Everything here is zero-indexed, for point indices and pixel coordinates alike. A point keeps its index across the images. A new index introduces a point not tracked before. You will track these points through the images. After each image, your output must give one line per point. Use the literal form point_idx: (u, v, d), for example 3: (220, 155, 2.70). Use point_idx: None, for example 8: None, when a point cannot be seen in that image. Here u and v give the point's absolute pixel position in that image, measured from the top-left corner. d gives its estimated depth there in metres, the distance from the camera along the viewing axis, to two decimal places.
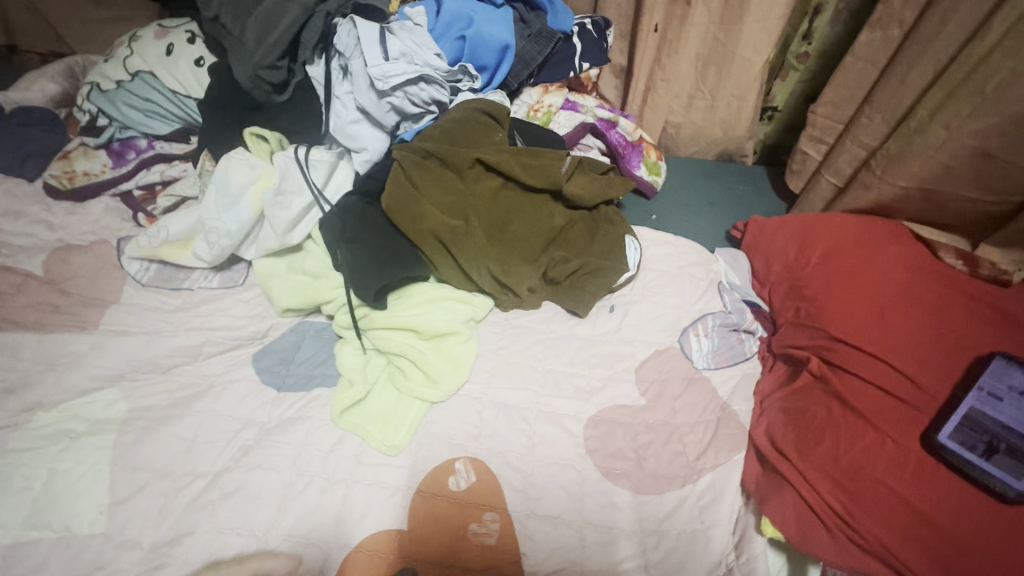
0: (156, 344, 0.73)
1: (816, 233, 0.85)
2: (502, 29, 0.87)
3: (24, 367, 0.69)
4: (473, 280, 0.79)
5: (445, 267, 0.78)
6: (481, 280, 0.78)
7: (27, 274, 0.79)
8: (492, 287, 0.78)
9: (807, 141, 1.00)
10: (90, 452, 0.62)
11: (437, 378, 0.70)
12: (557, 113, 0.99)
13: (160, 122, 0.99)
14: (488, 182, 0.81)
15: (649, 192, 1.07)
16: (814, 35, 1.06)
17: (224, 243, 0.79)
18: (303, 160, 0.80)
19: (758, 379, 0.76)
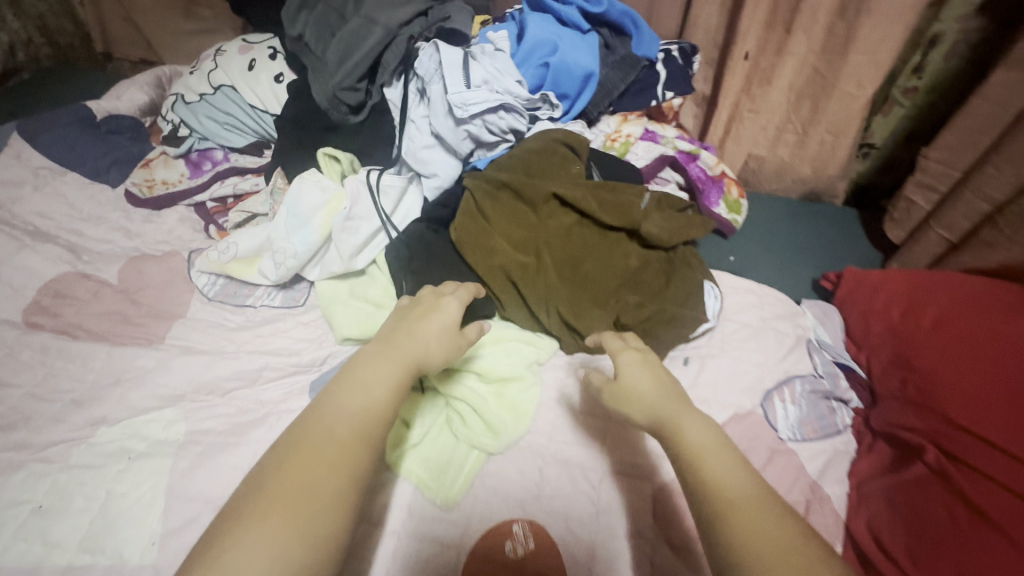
0: (218, 365, 0.72)
1: (928, 294, 0.76)
2: (587, 56, 0.83)
3: (93, 380, 0.69)
4: (540, 320, 0.74)
5: (513, 305, 0.74)
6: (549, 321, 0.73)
7: (104, 282, 0.81)
8: (559, 330, 0.73)
9: (913, 188, 0.90)
10: (147, 475, 0.61)
11: (498, 427, 0.66)
12: (635, 144, 0.94)
13: (237, 135, 1.00)
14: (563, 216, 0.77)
15: (728, 232, 0.98)
16: (926, 68, 0.97)
17: (291, 263, 0.78)
18: (373, 185, 0.78)
19: (853, 460, 0.68)
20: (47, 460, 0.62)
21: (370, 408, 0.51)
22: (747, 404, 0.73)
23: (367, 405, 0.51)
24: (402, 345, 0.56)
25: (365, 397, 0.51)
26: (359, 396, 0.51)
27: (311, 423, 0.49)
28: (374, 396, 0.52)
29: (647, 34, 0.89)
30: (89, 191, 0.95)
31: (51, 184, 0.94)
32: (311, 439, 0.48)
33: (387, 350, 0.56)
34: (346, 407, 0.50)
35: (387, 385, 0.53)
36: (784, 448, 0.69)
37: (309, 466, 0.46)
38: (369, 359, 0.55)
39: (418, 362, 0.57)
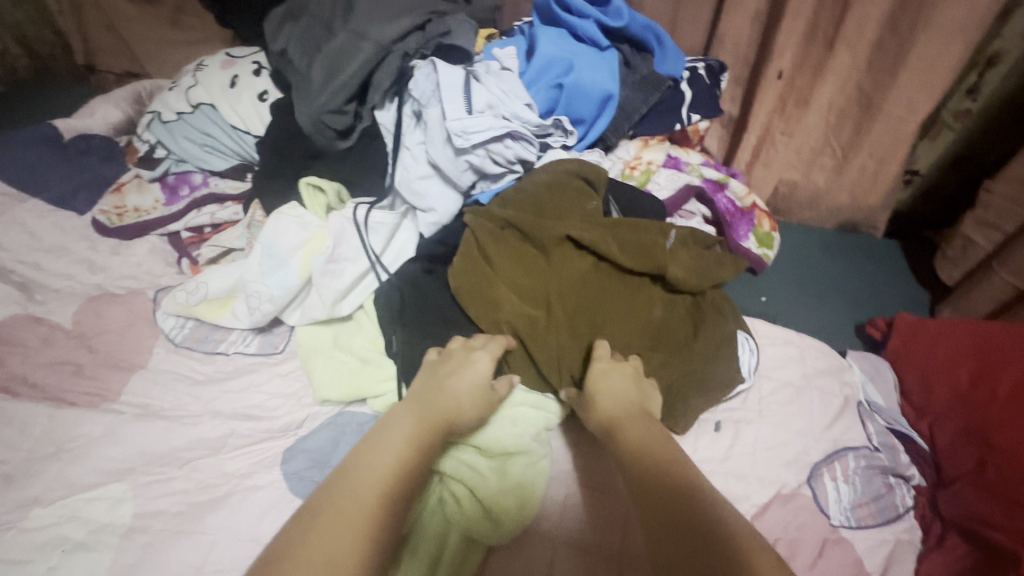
0: (178, 430, 0.62)
1: (1003, 356, 0.66)
2: (606, 75, 0.73)
3: (30, 448, 0.59)
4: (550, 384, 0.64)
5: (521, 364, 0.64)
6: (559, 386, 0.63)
7: (57, 327, 0.72)
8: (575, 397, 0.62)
9: (971, 225, 0.79)
10: (83, 574, 0.51)
11: (500, 515, 0.55)
12: (657, 172, 0.83)
13: (217, 158, 0.92)
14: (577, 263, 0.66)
15: (758, 268, 0.89)
16: (982, 90, 0.87)
17: (266, 308, 0.68)
18: (362, 223, 0.69)
19: (921, 557, 0.57)
20: None
21: (401, 460, 0.45)
22: (792, 482, 0.62)
23: (401, 457, 0.45)
24: (433, 401, 0.52)
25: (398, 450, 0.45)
26: (390, 447, 0.45)
27: (342, 470, 0.42)
28: (406, 447, 0.46)
29: (672, 50, 0.80)
30: (52, 220, 0.86)
31: (10, 212, 0.85)
32: (333, 498, 0.39)
33: (418, 405, 0.51)
34: (380, 457, 0.44)
35: (417, 436, 0.48)
36: (836, 537, 0.58)
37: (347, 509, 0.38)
38: (398, 413, 0.50)
39: (447, 419, 0.52)
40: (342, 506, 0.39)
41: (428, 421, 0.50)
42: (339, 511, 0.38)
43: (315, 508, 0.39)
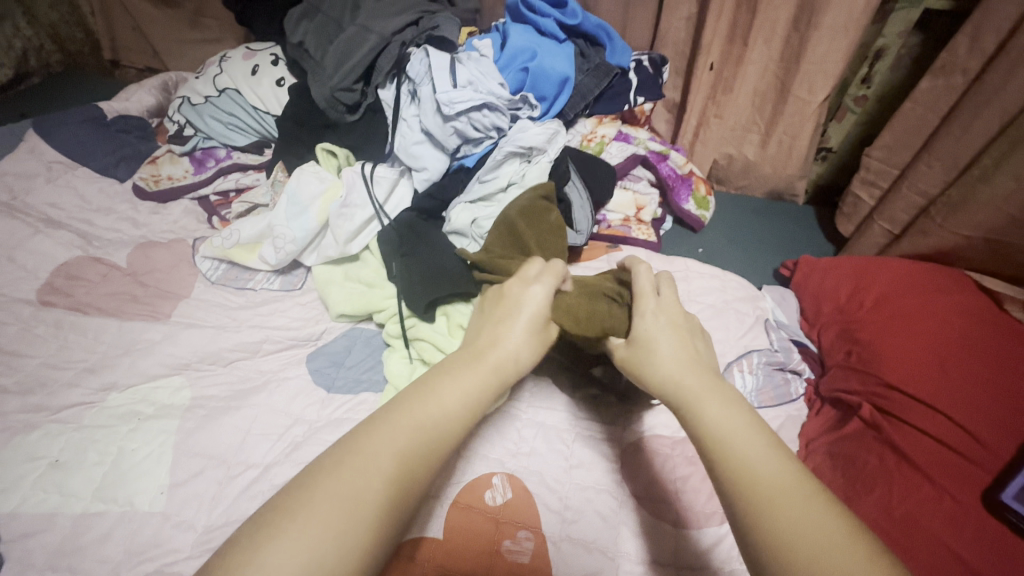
0: (222, 338, 0.78)
1: (871, 277, 0.83)
2: (563, 63, 0.92)
3: (104, 350, 0.75)
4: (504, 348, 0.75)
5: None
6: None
7: (113, 265, 0.87)
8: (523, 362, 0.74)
9: (860, 185, 0.98)
10: (156, 434, 0.66)
11: None
12: (610, 144, 1.02)
13: (240, 135, 1.08)
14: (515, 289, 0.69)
15: (696, 226, 1.08)
16: (874, 78, 1.05)
17: (290, 248, 0.84)
18: (368, 175, 0.85)
19: (805, 422, 0.73)
20: (63, 421, 0.67)
21: (449, 419, 0.49)
22: None
23: (445, 412, 0.49)
24: (487, 354, 0.55)
25: (442, 407, 0.49)
26: (436, 404, 0.49)
27: (390, 415, 0.47)
28: (452, 404, 0.50)
29: (620, 45, 1.00)
30: (98, 185, 1.01)
31: (63, 177, 1.00)
32: (358, 453, 0.43)
33: (474, 362, 0.54)
34: (426, 408, 0.48)
35: (463, 397, 0.51)
36: None
37: (382, 462, 0.43)
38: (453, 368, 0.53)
39: (502, 375, 0.55)
40: (380, 457, 0.44)
41: (480, 385, 0.52)
42: (378, 464, 0.43)
43: (353, 448, 0.44)
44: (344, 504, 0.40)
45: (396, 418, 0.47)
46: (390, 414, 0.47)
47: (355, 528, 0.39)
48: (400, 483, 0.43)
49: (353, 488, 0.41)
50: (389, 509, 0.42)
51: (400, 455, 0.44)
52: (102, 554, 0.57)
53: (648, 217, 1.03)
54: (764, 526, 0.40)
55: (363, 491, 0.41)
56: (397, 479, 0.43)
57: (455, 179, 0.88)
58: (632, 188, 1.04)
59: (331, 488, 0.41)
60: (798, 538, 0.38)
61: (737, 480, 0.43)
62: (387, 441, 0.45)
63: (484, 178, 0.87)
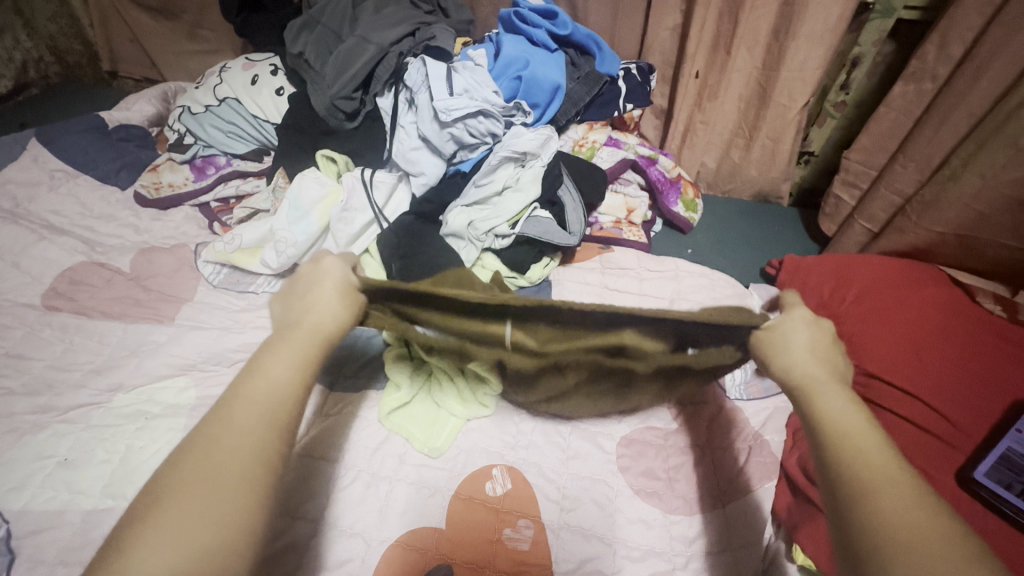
0: (226, 339, 0.80)
1: (851, 272, 0.87)
2: (555, 71, 0.95)
3: (110, 352, 0.77)
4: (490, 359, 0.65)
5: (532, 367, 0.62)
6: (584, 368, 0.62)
7: (117, 270, 0.88)
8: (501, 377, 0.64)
9: (841, 186, 1.02)
10: (163, 432, 0.68)
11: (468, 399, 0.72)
12: (601, 149, 1.06)
13: (239, 143, 1.10)
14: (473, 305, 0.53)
15: (685, 228, 1.11)
16: (852, 85, 1.10)
17: (291, 251, 0.86)
18: (367, 180, 0.88)
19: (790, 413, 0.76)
20: (71, 421, 0.69)
21: (282, 392, 0.45)
22: None
23: (280, 387, 0.45)
24: (304, 322, 0.49)
25: (273, 381, 0.45)
26: (261, 385, 0.45)
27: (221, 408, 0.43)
28: (278, 374, 0.45)
29: (609, 54, 1.02)
30: (100, 192, 1.02)
31: (65, 185, 1.01)
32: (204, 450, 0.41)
33: (296, 328, 0.49)
34: (258, 391, 0.44)
35: (293, 368, 0.46)
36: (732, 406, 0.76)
37: (214, 464, 0.40)
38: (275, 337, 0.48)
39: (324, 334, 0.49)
40: (208, 457, 0.40)
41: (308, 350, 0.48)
42: (205, 465, 0.40)
43: (175, 462, 0.40)
44: (191, 514, 0.38)
45: (218, 413, 0.43)
46: (211, 413, 0.43)
47: (206, 541, 0.37)
48: (241, 473, 0.40)
49: (191, 502, 0.38)
50: (236, 506, 0.39)
51: (235, 447, 0.41)
52: None
53: (638, 219, 1.07)
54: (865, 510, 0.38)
55: (212, 494, 0.39)
56: (241, 471, 0.40)
57: (451, 183, 0.92)
58: (622, 192, 1.08)
59: (164, 505, 0.38)
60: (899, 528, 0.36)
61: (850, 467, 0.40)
62: (217, 439, 0.41)
63: (480, 182, 0.90)
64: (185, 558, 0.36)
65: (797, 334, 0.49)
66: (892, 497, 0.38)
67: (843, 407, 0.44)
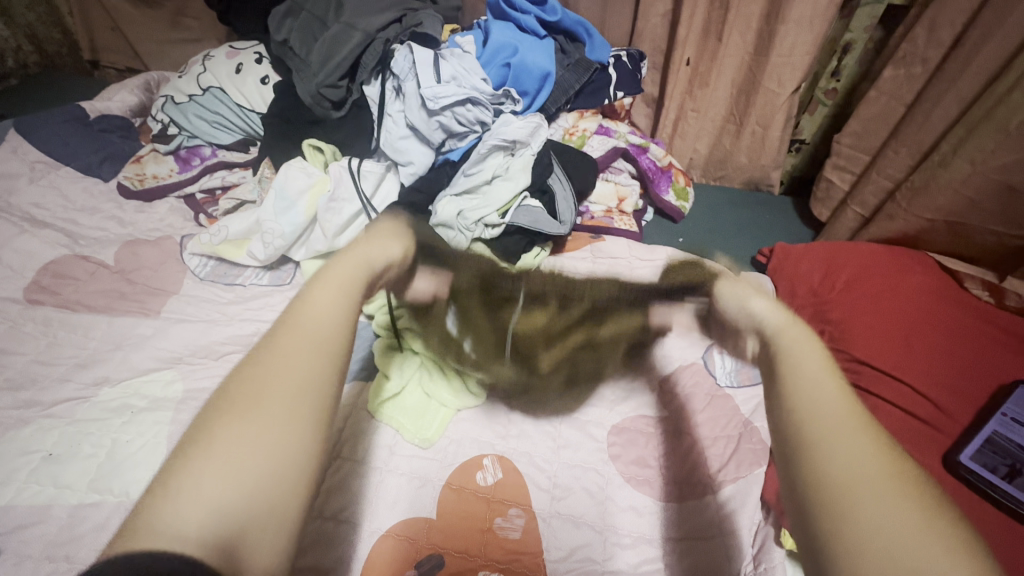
0: (213, 332, 0.79)
1: (842, 259, 0.86)
2: (544, 58, 0.94)
3: (95, 346, 0.76)
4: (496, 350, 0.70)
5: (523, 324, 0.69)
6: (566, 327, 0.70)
7: (100, 263, 0.87)
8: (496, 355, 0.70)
9: (832, 171, 1.02)
10: (150, 425, 0.67)
11: (457, 388, 0.73)
12: (591, 138, 1.05)
13: (224, 133, 1.08)
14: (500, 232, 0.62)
15: (677, 217, 1.11)
16: (842, 71, 1.09)
17: (278, 243, 0.85)
18: (355, 170, 0.87)
19: None
20: (55, 416, 0.68)
21: (329, 325, 0.44)
22: None
23: (328, 320, 0.44)
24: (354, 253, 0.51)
25: (319, 314, 0.44)
26: (310, 317, 0.44)
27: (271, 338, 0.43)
28: (324, 307, 0.45)
29: (599, 41, 1.02)
30: (82, 184, 1.01)
31: (46, 177, 0.99)
32: (254, 377, 0.40)
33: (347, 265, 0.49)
34: (305, 323, 0.44)
35: (339, 302, 0.46)
36: (722, 392, 0.75)
37: (261, 391, 0.39)
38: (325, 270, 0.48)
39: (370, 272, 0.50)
40: (255, 384, 0.39)
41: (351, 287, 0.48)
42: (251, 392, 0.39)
43: (227, 394, 0.39)
44: (245, 440, 0.36)
45: (266, 344, 0.42)
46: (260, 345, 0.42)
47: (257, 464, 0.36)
48: (290, 400, 0.39)
49: (241, 427, 0.37)
50: (287, 432, 0.38)
51: (287, 375, 0.40)
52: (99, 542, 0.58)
53: (630, 208, 1.06)
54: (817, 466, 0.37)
55: (274, 414, 0.38)
56: (293, 400, 0.39)
57: (440, 173, 0.91)
58: (614, 180, 1.08)
59: (209, 434, 0.36)
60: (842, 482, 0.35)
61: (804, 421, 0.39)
62: (266, 368, 0.40)
63: (469, 171, 0.90)
64: (241, 486, 0.35)
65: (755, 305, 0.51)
66: (849, 443, 0.37)
67: (809, 351, 0.44)
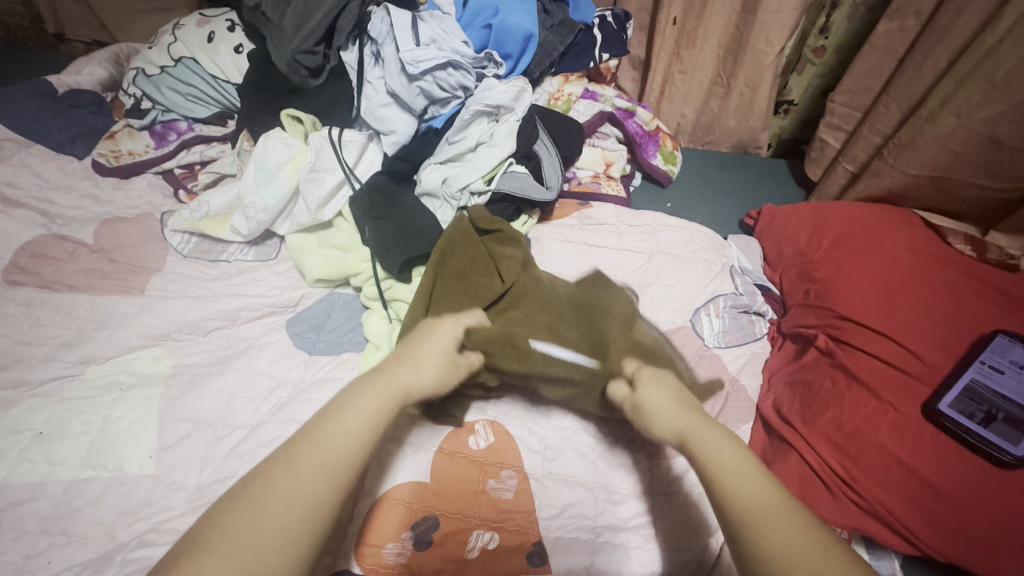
0: (199, 308, 0.78)
1: (828, 219, 0.87)
2: (526, 18, 0.92)
3: (79, 325, 0.75)
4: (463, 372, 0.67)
5: (517, 255, 0.77)
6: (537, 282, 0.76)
7: (80, 242, 0.85)
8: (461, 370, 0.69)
9: (826, 129, 1.01)
10: (139, 402, 0.67)
11: None
12: (577, 102, 1.03)
13: (200, 106, 1.05)
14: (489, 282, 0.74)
15: (665, 181, 1.10)
16: (831, 28, 1.07)
17: (261, 217, 0.83)
18: (335, 140, 0.85)
19: (767, 358, 0.78)
20: (43, 395, 0.67)
21: (350, 445, 0.47)
22: (677, 320, 0.81)
23: (348, 444, 0.47)
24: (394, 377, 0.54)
25: (346, 432, 0.48)
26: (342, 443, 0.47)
27: (293, 452, 0.46)
28: (352, 429, 0.48)
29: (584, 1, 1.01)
30: (56, 162, 0.98)
31: (17, 156, 0.96)
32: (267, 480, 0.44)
33: (377, 381, 0.53)
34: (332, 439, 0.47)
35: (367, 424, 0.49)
36: (709, 352, 0.77)
37: (268, 517, 0.42)
38: (355, 390, 0.52)
39: (407, 390, 0.54)
40: (268, 502, 0.43)
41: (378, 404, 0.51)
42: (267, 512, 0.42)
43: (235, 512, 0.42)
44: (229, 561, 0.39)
45: (278, 458, 0.46)
46: (286, 452, 0.46)
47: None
48: (302, 525, 0.43)
49: (239, 553, 0.40)
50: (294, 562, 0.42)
51: (296, 495, 0.44)
52: (95, 516, 0.59)
53: (617, 173, 1.05)
54: (753, 545, 0.41)
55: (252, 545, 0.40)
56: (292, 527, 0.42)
57: (425, 141, 0.90)
58: (601, 145, 1.07)
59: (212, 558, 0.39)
60: (784, 543, 0.41)
61: (722, 489, 0.46)
62: (280, 487, 0.44)
63: (454, 139, 0.89)
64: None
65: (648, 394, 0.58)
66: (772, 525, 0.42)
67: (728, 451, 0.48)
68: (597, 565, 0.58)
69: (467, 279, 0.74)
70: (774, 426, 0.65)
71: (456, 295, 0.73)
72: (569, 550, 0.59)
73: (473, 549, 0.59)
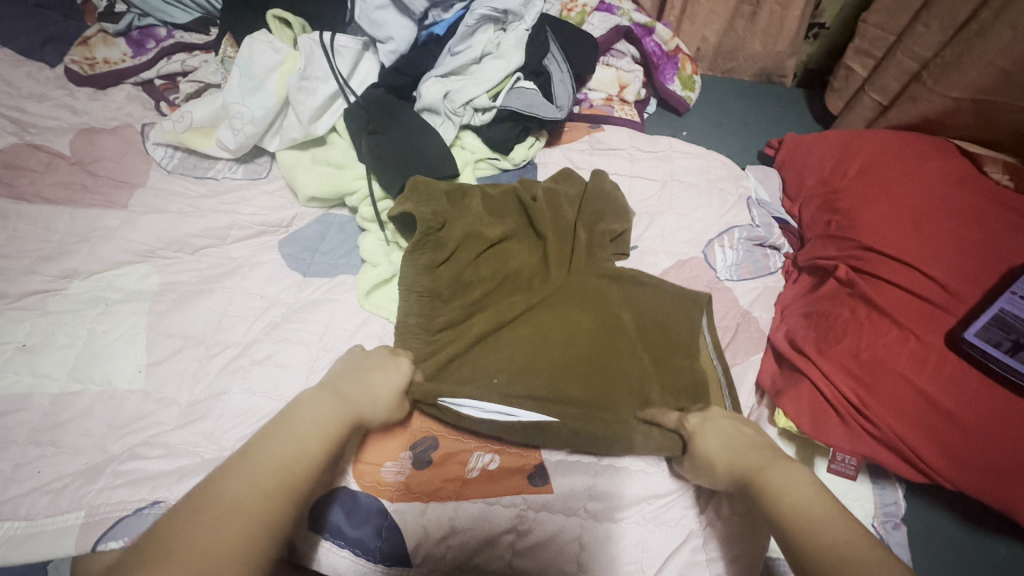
0: (185, 224, 0.73)
1: (854, 147, 0.82)
2: None
3: (60, 239, 0.71)
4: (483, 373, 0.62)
5: (542, 197, 0.74)
6: (554, 231, 0.72)
7: (55, 153, 0.79)
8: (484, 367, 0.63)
9: (852, 56, 0.93)
10: (127, 317, 0.64)
11: None
12: (592, 14, 0.96)
13: (179, 11, 0.97)
14: (480, 234, 0.69)
15: (681, 109, 1.03)
16: None
17: (249, 129, 0.77)
18: (328, 45, 0.78)
19: (780, 292, 0.74)
20: (26, 308, 0.64)
21: (318, 436, 0.46)
22: (689, 251, 0.77)
23: (306, 443, 0.45)
24: (351, 394, 0.51)
25: (313, 417, 0.47)
26: (290, 440, 0.44)
27: (232, 469, 0.41)
28: (314, 418, 0.47)
29: None
30: (26, 69, 0.91)
31: None
32: (229, 475, 0.41)
33: (330, 395, 0.49)
34: (279, 447, 0.43)
35: (329, 415, 0.48)
36: (720, 285, 0.74)
37: (242, 482, 0.40)
38: (310, 399, 0.48)
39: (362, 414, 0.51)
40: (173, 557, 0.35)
41: (324, 416, 0.47)
42: (257, 475, 0.41)
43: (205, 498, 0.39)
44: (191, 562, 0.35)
45: (231, 471, 0.41)
46: (224, 471, 0.41)
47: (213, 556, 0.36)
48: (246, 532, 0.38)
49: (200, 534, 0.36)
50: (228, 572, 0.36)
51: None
52: (86, 428, 0.57)
53: (632, 96, 0.99)
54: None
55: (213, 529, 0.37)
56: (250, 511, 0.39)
57: (424, 53, 0.82)
58: (615, 65, 0.99)
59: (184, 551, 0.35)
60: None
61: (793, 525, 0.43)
62: (239, 482, 0.40)
63: (456, 50, 0.82)
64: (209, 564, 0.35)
65: (705, 442, 0.53)
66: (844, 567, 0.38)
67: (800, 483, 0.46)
68: (599, 487, 0.57)
69: (460, 257, 0.68)
70: (786, 356, 0.63)
71: (459, 267, 0.67)
72: (572, 469, 0.58)
73: (473, 469, 0.57)
